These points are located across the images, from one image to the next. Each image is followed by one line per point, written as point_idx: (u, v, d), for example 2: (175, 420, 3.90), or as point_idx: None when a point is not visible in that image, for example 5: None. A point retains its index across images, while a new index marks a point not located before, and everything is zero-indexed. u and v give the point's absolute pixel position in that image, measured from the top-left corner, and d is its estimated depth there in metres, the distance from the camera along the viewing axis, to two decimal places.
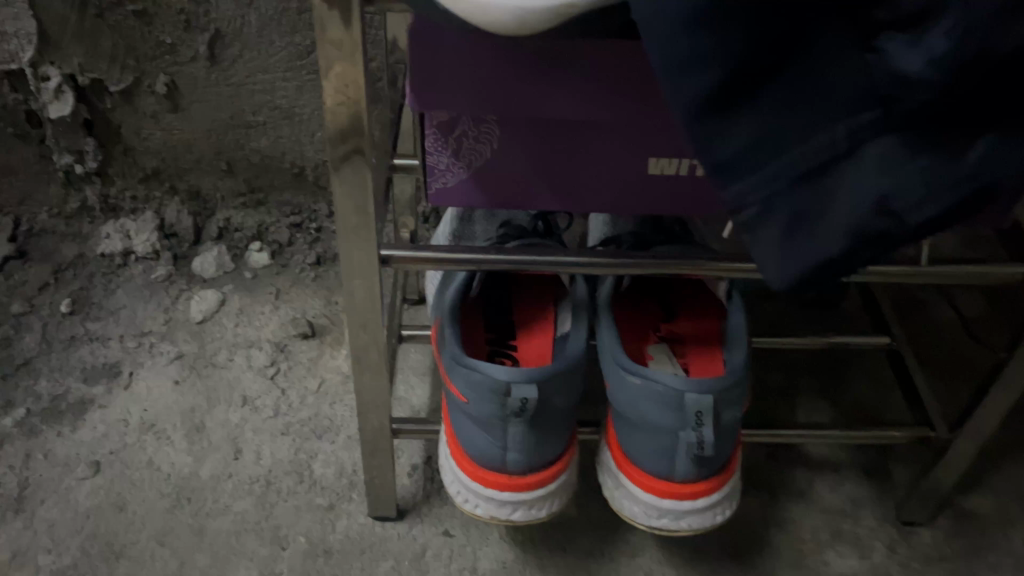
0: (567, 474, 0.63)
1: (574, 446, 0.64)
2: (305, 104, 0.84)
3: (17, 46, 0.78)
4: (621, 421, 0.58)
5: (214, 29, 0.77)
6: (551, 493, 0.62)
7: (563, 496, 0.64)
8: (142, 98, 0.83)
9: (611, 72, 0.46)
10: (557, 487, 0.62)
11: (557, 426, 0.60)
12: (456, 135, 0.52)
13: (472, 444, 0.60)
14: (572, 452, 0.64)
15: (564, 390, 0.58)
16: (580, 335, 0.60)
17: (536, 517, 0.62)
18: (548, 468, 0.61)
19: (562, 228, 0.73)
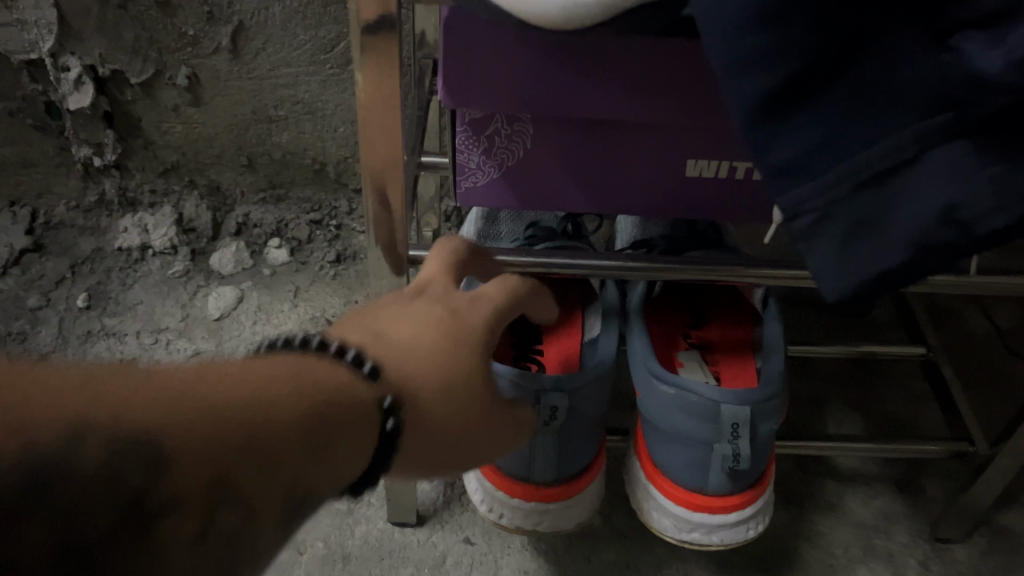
0: (593, 485, 0.61)
1: (603, 455, 0.63)
2: (328, 99, 0.82)
3: (37, 35, 0.76)
4: (651, 432, 0.57)
5: (237, 21, 0.76)
6: (578, 505, 0.60)
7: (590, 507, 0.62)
8: (163, 91, 0.82)
9: (652, 68, 0.44)
10: (582, 498, 0.61)
11: (582, 436, 0.58)
12: (487, 134, 0.50)
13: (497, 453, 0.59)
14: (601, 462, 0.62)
15: (592, 398, 0.57)
16: (610, 342, 0.58)
17: (562, 528, 0.61)
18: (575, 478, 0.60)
19: (590, 230, 0.71)
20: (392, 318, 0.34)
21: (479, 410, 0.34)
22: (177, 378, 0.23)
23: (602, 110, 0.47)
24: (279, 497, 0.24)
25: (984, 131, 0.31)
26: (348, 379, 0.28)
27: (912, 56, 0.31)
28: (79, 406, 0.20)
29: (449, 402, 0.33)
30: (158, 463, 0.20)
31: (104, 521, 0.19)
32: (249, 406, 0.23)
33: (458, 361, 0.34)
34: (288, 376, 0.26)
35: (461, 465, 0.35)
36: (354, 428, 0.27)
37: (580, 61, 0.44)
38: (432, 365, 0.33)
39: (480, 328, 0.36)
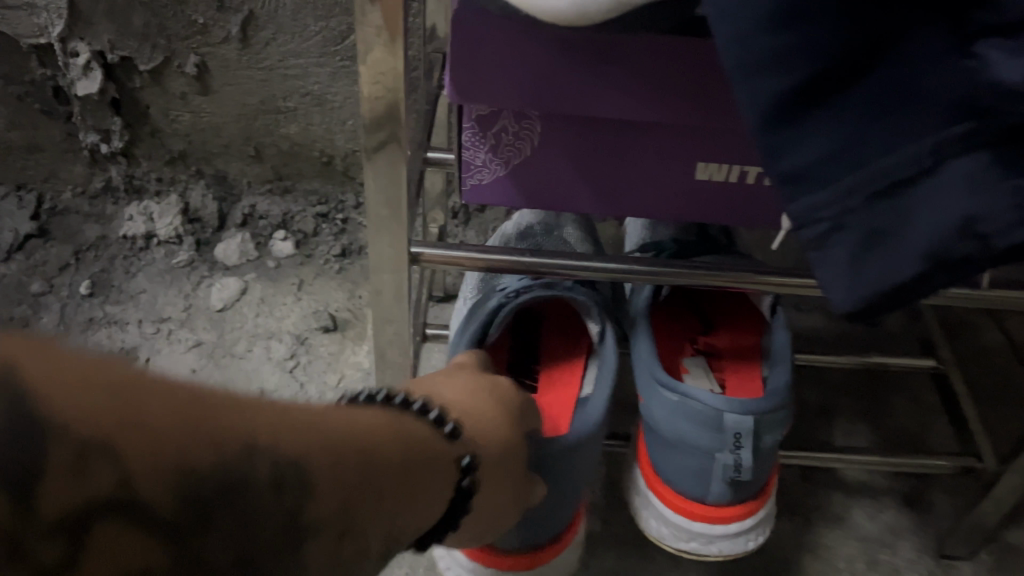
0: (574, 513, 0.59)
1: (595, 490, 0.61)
2: (338, 91, 0.81)
3: (46, 19, 0.76)
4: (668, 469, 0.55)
5: (247, 10, 0.75)
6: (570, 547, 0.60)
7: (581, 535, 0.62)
8: (171, 78, 0.81)
9: (665, 69, 0.43)
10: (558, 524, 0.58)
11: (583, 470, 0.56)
12: (495, 131, 0.49)
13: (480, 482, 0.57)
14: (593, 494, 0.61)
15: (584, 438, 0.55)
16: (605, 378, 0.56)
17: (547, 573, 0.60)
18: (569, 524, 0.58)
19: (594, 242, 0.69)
20: (464, 395, 0.44)
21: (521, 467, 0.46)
22: (320, 416, 0.29)
23: (618, 111, 0.46)
24: (378, 534, 0.30)
25: (1011, 139, 0.30)
26: (424, 440, 0.35)
27: (936, 59, 0.30)
28: (263, 432, 0.25)
29: (503, 460, 0.43)
30: (307, 486, 0.25)
31: (271, 531, 0.24)
32: (361, 451, 0.29)
33: (507, 433, 0.44)
34: (393, 431, 0.33)
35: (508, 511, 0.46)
36: (431, 483, 0.34)
37: (599, 60, 0.43)
38: (494, 436, 0.43)
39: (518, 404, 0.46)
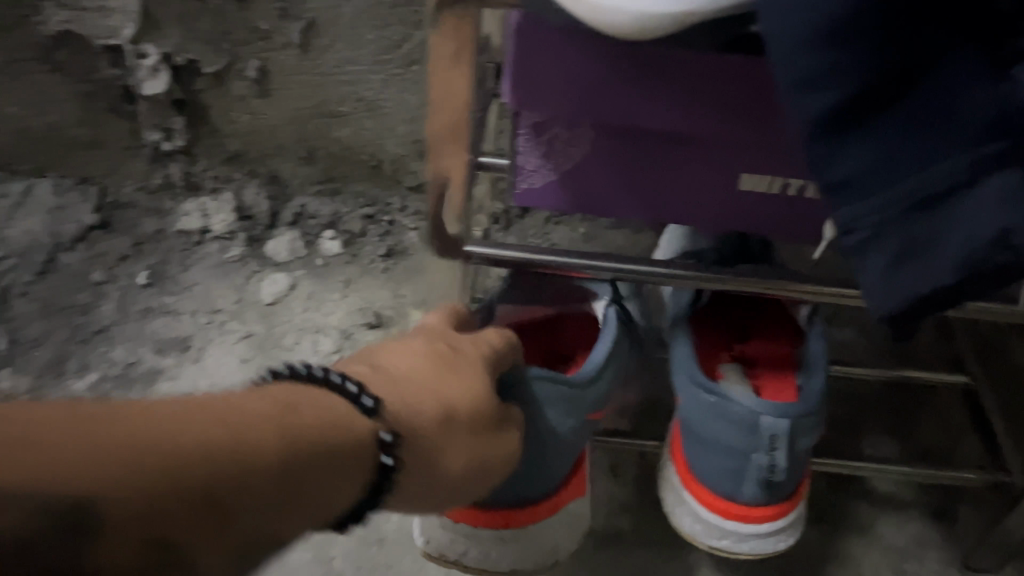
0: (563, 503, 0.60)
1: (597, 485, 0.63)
2: (390, 97, 0.84)
3: (118, 22, 0.78)
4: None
5: (308, 18, 0.78)
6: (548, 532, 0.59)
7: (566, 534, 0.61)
8: (233, 81, 0.84)
9: (712, 83, 0.45)
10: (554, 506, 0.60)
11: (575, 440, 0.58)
12: (548, 137, 0.52)
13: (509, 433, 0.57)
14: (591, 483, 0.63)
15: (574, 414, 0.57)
16: (606, 342, 0.59)
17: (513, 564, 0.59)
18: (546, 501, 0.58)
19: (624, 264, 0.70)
20: (419, 367, 0.42)
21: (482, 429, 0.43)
22: (148, 428, 0.26)
23: (662, 120, 0.48)
24: (240, 545, 0.27)
25: None
26: (315, 426, 0.32)
27: (976, 83, 0.32)
28: (35, 475, 0.23)
29: (442, 437, 0.40)
30: (92, 525, 0.23)
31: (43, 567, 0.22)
32: (190, 458, 0.26)
33: (455, 399, 0.42)
34: (275, 416, 0.31)
35: (479, 478, 0.44)
36: (324, 471, 0.31)
37: (644, 71, 0.46)
38: (433, 417, 0.39)
39: (473, 358, 0.46)
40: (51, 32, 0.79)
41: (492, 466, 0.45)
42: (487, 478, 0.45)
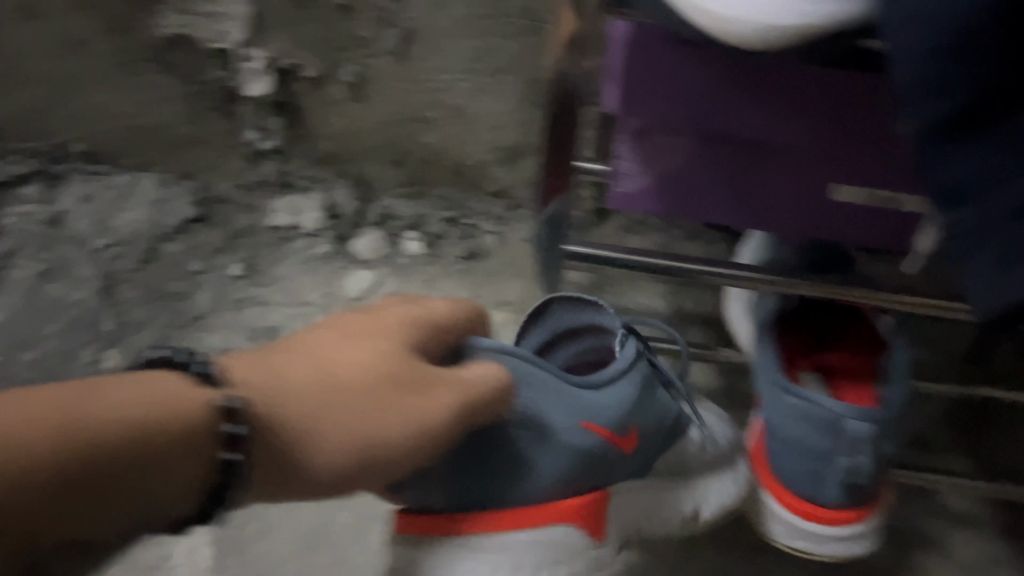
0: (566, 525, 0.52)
1: (612, 508, 0.56)
2: (478, 105, 0.88)
3: (228, 27, 0.83)
4: (591, 475, 0.53)
5: (407, 27, 0.81)
6: (526, 551, 0.50)
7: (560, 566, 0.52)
8: (330, 86, 0.88)
9: (810, 91, 0.49)
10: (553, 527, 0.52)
11: (580, 458, 0.52)
12: (647, 144, 0.55)
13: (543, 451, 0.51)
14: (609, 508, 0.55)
15: (586, 437, 0.51)
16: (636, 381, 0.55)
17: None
18: (525, 510, 0.51)
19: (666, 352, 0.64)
20: (331, 343, 0.44)
21: (371, 411, 0.42)
22: None
23: (764, 127, 0.51)
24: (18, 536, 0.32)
25: None
26: (104, 428, 0.34)
27: None
28: None
29: (311, 417, 0.40)
30: None
31: None
32: None
33: (349, 381, 0.42)
34: (87, 401, 0.34)
35: (377, 472, 0.43)
36: (135, 460, 0.35)
37: (743, 79, 0.49)
38: (299, 393, 0.41)
39: (399, 337, 0.46)
40: (166, 34, 0.84)
41: (391, 460, 0.43)
42: (394, 472, 0.44)
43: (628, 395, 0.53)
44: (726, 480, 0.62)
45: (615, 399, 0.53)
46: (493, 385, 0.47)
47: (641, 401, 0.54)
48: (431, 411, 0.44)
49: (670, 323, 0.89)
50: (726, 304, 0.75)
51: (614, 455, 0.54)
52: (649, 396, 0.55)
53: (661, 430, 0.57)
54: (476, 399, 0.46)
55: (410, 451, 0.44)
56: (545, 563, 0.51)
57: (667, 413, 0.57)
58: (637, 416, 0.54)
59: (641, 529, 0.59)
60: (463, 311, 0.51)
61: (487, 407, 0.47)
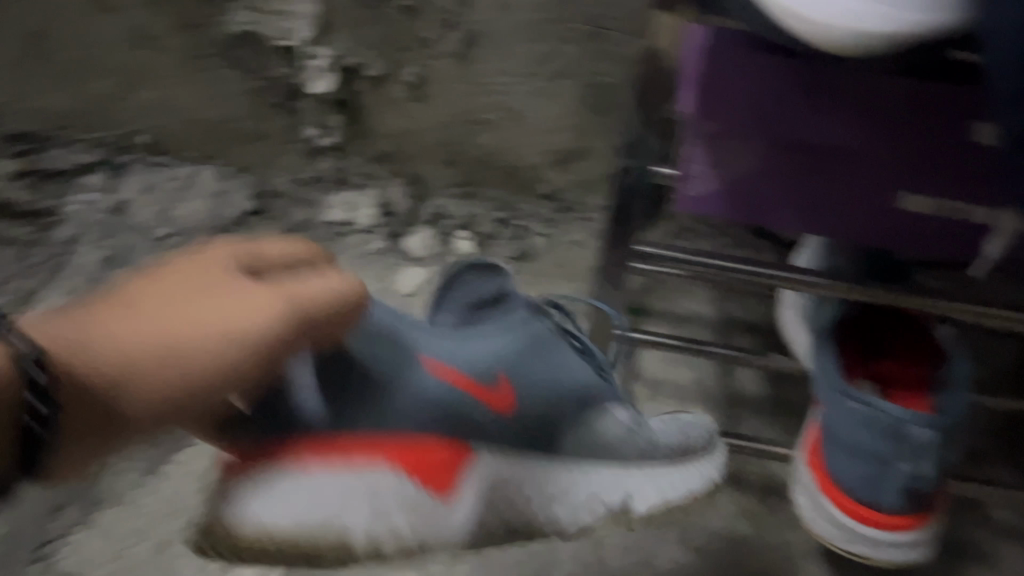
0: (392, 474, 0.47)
1: (471, 475, 0.52)
2: (535, 108, 0.89)
3: (295, 25, 0.84)
4: (458, 426, 0.50)
5: (470, 31, 0.82)
6: (357, 488, 0.45)
7: (394, 518, 0.47)
8: (391, 87, 0.89)
9: (881, 103, 0.51)
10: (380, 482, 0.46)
11: (443, 416, 0.49)
12: (717, 147, 0.56)
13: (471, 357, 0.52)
14: (468, 471, 0.52)
15: (445, 384, 0.48)
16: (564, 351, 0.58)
17: (309, 521, 0.44)
18: (373, 444, 0.46)
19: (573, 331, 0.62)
20: (153, 286, 0.39)
21: (187, 325, 0.37)
22: None
23: (834, 135, 0.52)
24: None
25: None
26: None
27: None
28: None
29: (110, 356, 0.36)
30: None
31: None
32: None
33: (153, 323, 0.37)
34: None
35: (204, 408, 0.38)
36: None
37: (817, 89, 0.52)
38: (122, 347, 0.36)
39: (217, 277, 0.40)
40: (234, 30, 0.85)
41: (227, 379, 0.37)
42: (224, 398, 0.38)
43: (502, 348, 0.54)
44: (600, 475, 0.60)
45: (494, 351, 0.53)
46: (326, 296, 0.40)
47: (522, 353, 0.54)
48: (252, 324, 0.37)
49: (716, 327, 0.90)
50: (780, 310, 0.77)
51: (476, 407, 0.50)
52: (536, 351, 0.56)
53: (565, 403, 0.56)
54: (298, 319, 0.39)
55: (224, 382, 0.37)
56: (382, 514, 0.47)
57: (567, 378, 0.57)
58: (510, 368, 0.53)
59: (502, 499, 0.54)
60: (299, 255, 0.43)
61: (317, 331, 0.41)
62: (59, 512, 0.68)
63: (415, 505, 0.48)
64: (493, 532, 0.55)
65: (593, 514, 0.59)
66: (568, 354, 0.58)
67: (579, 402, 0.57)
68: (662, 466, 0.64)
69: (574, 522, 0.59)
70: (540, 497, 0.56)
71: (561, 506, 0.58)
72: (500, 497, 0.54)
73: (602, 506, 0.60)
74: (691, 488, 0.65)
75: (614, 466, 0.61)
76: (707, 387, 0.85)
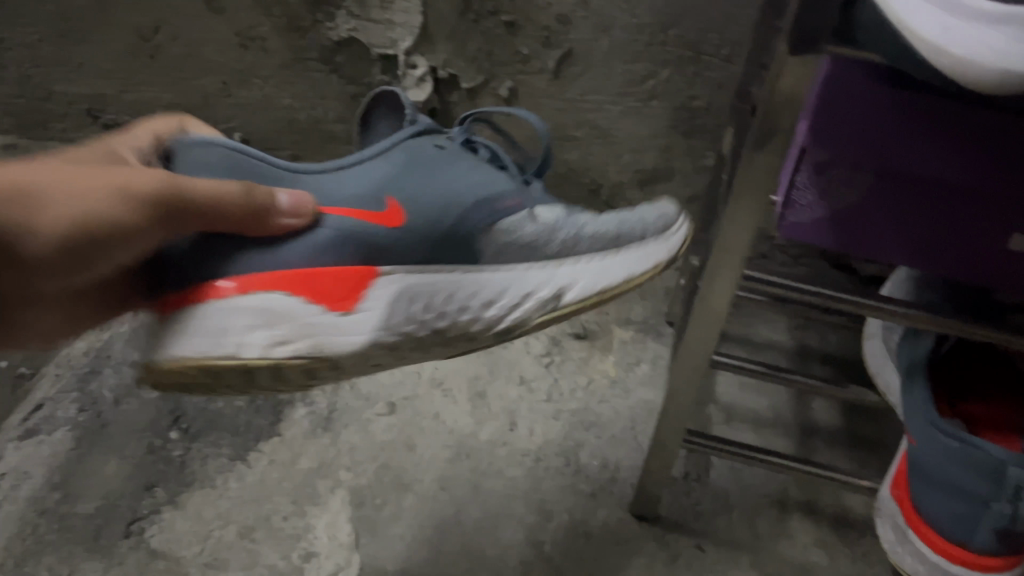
0: (286, 296, 0.46)
1: (374, 287, 0.50)
2: (623, 128, 0.90)
3: (399, 35, 0.87)
4: (360, 247, 0.49)
5: (568, 47, 0.84)
6: (251, 315, 0.45)
7: (290, 342, 0.46)
8: (484, 99, 0.91)
9: (997, 141, 0.50)
10: (278, 306, 0.46)
11: (318, 242, 0.47)
12: (827, 177, 0.57)
13: (345, 183, 0.50)
14: (369, 286, 0.49)
15: (335, 227, 0.48)
16: (458, 168, 0.55)
17: (222, 353, 0.45)
18: (271, 276, 0.46)
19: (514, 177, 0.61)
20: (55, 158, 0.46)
21: (72, 194, 0.40)
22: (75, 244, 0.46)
23: (957, 174, 0.52)
24: None
25: None
26: None
27: None
28: None
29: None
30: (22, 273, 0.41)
31: None
32: None
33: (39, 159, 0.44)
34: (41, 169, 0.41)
35: (104, 264, 0.42)
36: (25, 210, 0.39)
37: (932, 124, 0.51)
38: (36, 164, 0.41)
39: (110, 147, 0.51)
40: (337, 37, 0.89)
41: (119, 242, 0.41)
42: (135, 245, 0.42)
43: (379, 173, 0.52)
44: (535, 270, 0.57)
45: (371, 176, 0.51)
46: (222, 202, 0.43)
47: (408, 169, 0.53)
48: (140, 179, 0.41)
49: (792, 356, 0.90)
50: (867, 343, 0.77)
51: (376, 232, 0.49)
52: (421, 169, 0.53)
53: (467, 215, 0.53)
54: (180, 196, 0.41)
55: (121, 246, 0.42)
56: (283, 339, 0.46)
57: (467, 187, 0.54)
58: (398, 190, 0.51)
59: (421, 303, 0.51)
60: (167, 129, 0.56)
61: (225, 222, 0.43)
62: (151, 490, 0.72)
63: (314, 321, 0.47)
64: (426, 340, 0.52)
65: (525, 308, 0.55)
66: (473, 167, 0.56)
67: (485, 205, 0.54)
68: (599, 252, 0.60)
69: (500, 318, 0.55)
70: (455, 310, 0.53)
71: (489, 306, 0.54)
72: (409, 303, 0.51)
73: (532, 292, 0.56)
74: (632, 272, 0.60)
75: (533, 263, 0.57)
76: (782, 416, 0.84)
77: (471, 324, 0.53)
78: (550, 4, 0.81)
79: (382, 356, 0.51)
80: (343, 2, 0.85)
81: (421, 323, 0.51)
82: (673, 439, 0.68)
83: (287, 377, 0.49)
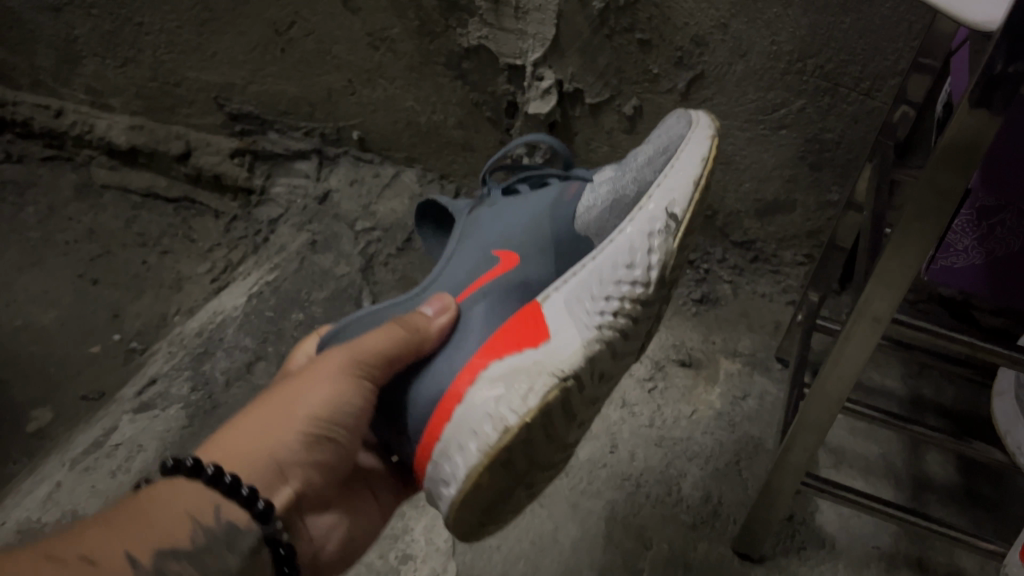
0: (500, 365, 0.52)
1: (547, 314, 0.55)
2: (748, 155, 0.87)
3: (530, 46, 0.87)
4: (516, 291, 0.58)
5: (700, 69, 0.82)
6: (492, 392, 0.50)
7: (535, 387, 0.48)
8: (608, 115, 0.90)
9: None
10: (506, 374, 0.51)
11: (480, 307, 0.56)
12: (991, 223, 0.53)
13: (461, 269, 0.60)
14: (543, 313, 0.56)
15: (481, 293, 0.57)
16: (524, 204, 0.62)
17: (496, 436, 0.47)
18: (476, 362, 0.53)
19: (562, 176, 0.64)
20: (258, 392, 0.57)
21: (293, 402, 0.51)
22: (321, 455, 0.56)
23: None
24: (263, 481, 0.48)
25: None
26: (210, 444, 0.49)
27: None
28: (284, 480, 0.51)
29: (250, 450, 0.49)
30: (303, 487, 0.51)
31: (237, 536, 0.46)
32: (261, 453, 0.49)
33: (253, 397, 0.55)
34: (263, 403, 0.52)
35: (345, 437, 0.53)
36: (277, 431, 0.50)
37: None
38: (259, 405, 0.52)
39: None
40: (468, 43, 0.89)
41: (342, 413, 0.51)
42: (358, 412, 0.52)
43: (470, 248, 0.61)
44: (641, 219, 0.56)
45: (468, 252, 0.61)
46: (393, 340, 0.52)
47: (486, 231, 0.62)
48: (330, 360, 0.51)
49: (905, 405, 0.86)
50: (997, 400, 0.74)
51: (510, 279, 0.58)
52: (494, 220, 0.62)
53: (558, 212, 0.60)
54: (359, 350, 0.51)
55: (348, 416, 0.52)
56: (528, 389, 0.48)
57: (537, 207, 0.61)
58: (495, 243, 0.61)
59: (597, 307, 0.53)
60: None
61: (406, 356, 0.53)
62: None
63: (535, 360, 0.51)
64: (623, 324, 0.53)
65: (658, 249, 0.54)
66: (524, 197, 0.63)
67: (561, 200, 0.61)
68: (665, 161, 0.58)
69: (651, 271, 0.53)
70: (617, 292, 0.53)
71: (633, 267, 0.54)
72: (579, 317, 0.54)
73: (651, 238, 0.54)
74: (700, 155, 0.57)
75: (634, 216, 0.57)
76: (894, 466, 0.81)
77: (636, 291, 0.53)
78: (687, 24, 0.78)
79: (606, 355, 0.52)
80: (477, 10, 0.86)
81: (603, 311, 0.53)
82: (788, 482, 0.66)
83: (561, 419, 0.50)
